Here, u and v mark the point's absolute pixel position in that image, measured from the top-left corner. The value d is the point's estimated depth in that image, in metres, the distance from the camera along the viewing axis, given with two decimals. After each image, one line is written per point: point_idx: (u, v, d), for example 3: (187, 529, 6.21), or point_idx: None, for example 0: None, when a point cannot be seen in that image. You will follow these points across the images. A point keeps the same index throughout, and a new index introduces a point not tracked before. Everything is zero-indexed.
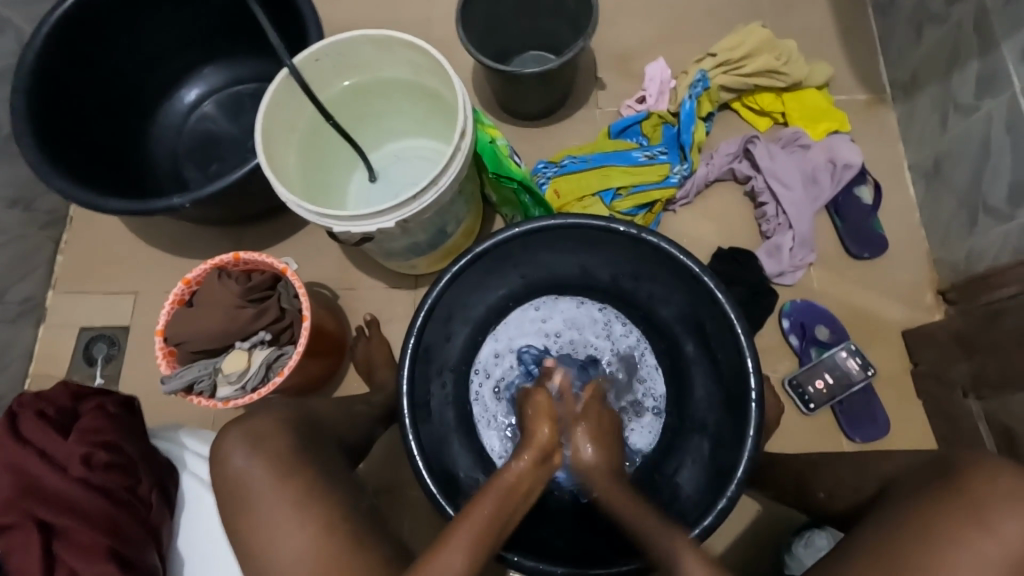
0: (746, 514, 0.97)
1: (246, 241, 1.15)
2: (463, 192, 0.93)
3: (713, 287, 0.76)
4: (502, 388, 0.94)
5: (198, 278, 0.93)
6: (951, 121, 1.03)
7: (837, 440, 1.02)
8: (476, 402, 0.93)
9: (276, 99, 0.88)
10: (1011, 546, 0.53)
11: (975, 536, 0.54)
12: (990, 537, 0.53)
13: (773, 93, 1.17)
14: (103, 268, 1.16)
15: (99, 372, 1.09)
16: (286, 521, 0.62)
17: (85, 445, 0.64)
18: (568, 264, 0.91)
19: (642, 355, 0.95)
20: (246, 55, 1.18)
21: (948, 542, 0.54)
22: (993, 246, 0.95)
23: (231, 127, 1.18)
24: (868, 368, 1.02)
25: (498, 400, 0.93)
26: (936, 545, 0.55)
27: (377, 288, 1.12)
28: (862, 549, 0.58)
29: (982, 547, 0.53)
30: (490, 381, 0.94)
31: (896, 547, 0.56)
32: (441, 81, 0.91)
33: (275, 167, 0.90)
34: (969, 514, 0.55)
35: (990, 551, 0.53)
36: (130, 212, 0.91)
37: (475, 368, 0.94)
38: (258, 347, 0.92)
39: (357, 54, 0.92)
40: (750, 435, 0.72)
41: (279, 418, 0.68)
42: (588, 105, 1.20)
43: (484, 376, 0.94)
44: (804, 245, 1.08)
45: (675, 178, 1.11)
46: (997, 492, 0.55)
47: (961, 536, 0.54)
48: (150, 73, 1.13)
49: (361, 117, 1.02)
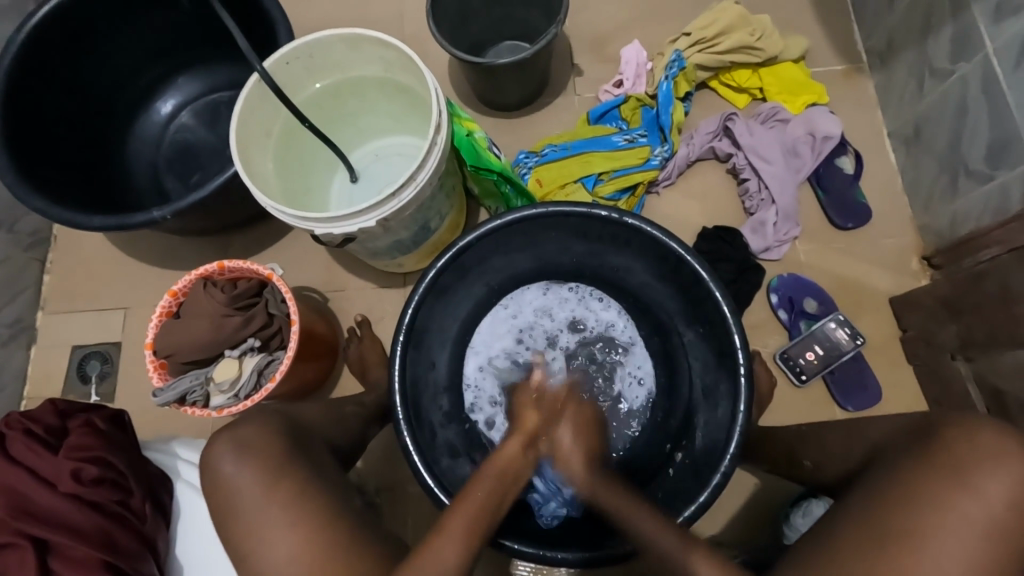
0: (744, 490, 0.98)
1: (232, 249, 1.15)
2: (443, 186, 0.93)
3: (698, 267, 0.76)
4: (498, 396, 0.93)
5: (185, 289, 0.92)
6: (928, 86, 1.03)
7: (830, 410, 1.03)
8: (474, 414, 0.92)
9: (249, 105, 0.87)
10: (996, 505, 0.54)
11: (958, 493, 0.55)
12: (973, 494, 0.54)
13: (750, 69, 1.17)
14: (91, 285, 1.15)
15: (94, 390, 1.10)
16: (274, 529, 0.62)
17: (74, 461, 0.64)
18: (527, 256, 0.90)
19: (619, 325, 0.95)
20: (220, 62, 1.17)
21: (933, 501, 0.55)
22: (975, 208, 0.96)
23: (208, 136, 1.17)
24: (858, 336, 1.03)
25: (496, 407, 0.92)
26: (920, 503, 0.56)
27: (366, 288, 1.12)
28: (854, 513, 0.59)
29: (965, 507, 0.54)
30: (483, 394, 0.93)
31: (886, 512, 0.57)
32: (413, 76, 0.91)
33: (253, 174, 0.89)
34: (951, 474, 0.56)
35: (974, 511, 0.54)
36: (111, 226, 0.91)
37: (464, 384, 0.94)
38: (248, 354, 0.92)
39: (327, 54, 0.91)
40: (742, 410, 0.72)
41: (265, 426, 0.69)
42: (566, 92, 1.20)
43: (476, 391, 0.93)
44: (789, 219, 1.09)
45: (656, 160, 1.11)
46: (982, 450, 0.56)
47: (946, 494, 0.55)
48: (124, 86, 1.13)
49: (335, 119, 1.01)
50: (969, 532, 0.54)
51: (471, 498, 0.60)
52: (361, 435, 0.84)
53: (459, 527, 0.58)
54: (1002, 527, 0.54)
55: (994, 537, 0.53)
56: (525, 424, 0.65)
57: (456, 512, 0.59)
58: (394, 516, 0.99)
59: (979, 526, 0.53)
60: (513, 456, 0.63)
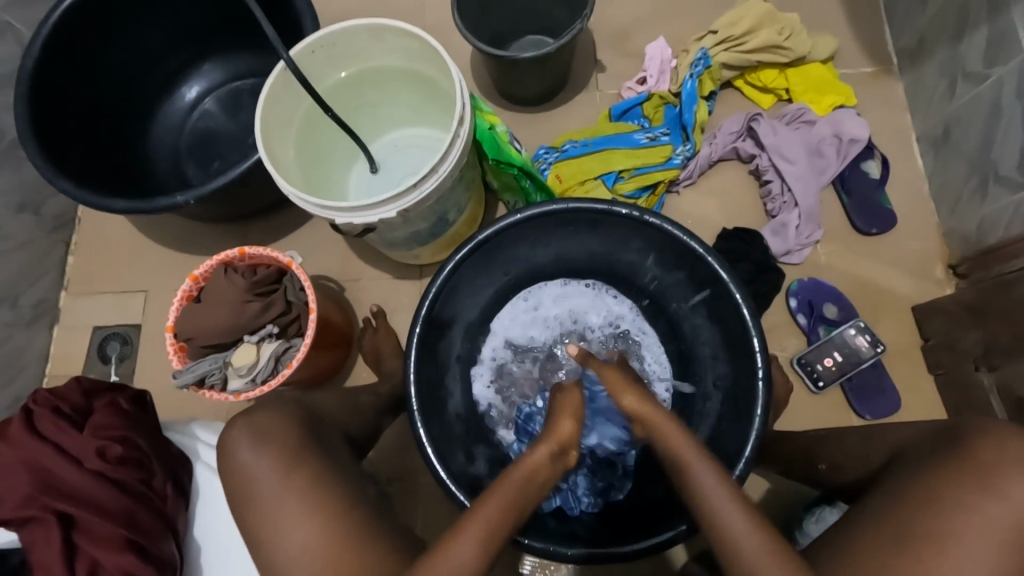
0: (756, 495, 0.97)
1: (251, 236, 1.16)
2: (462, 179, 0.92)
3: (717, 267, 0.76)
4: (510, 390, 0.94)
5: (205, 274, 0.94)
6: (960, 90, 1.01)
7: (847, 417, 1.01)
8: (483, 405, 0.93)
9: (274, 92, 0.88)
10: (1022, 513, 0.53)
11: (983, 499, 0.54)
12: (1000, 501, 0.54)
13: (776, 68, 1.15)
14: (113, 267, 1.17)
15: (113, 371, 1.11)
16: (289, 512, 0.63)
17: (100, 439, 0.65)
18: (544, 253, 0.91)
19: (637, 322, 0.95)
20: (244, 50, 1.18)
21: (957, 507, 0.55)
22: (1004, 215, 0.94)
23: (231, 123, 1.18)
24: (878, 344, 1.01)
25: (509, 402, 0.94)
26: (942, 508, 0.55)
27: (382, 279, 1.12)
28: (875, 515, 0.58)
29: (991, 511, 0.54)
30: (494, 384, 0.95)
31: (907, 514, 0.56)
32: (437, 67, 0.91)
33: (275, 162, 0.90)
34: (978, 480, 0.55)
35: (1000, 516, 0.53)
36: (135, 210, 0.92)
37: (476, 374, 0.95)
38: (266, 340, 0.93)
39: (352, 44, 0.91)
40: (758, 414, 0.72)
41: (281, 411, 0.69)
42: (587, 87, 1.19)
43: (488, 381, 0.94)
44: (811, 223, 1.07)
45: (678, 159, 1.10)
46: (1011, 458, 0.55)
47: (970, 500, 0.54)
48: (150, 72, 1.14)
49: (357, 109, 1.01)
50: (994, 538, 0.53)
51: (495, 501, 0.58)
52: (376, 423, 0.84)
53: (485, 519, 0.56)
54: None
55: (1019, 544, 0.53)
56: (559, 432, 0.62)
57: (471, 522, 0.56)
58: (405, 506, 1.00)
59: (1003, 532, 0.53)
60: (542, 466, 0.60)
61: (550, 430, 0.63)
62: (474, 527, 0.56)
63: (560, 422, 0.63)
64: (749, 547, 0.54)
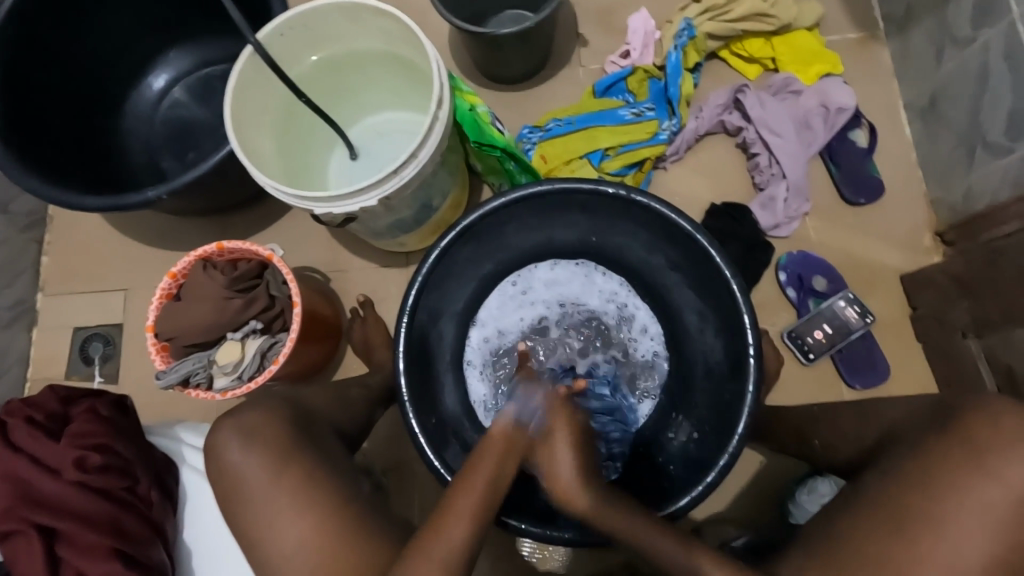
0: (750, 469, 0.98)
1: (231, 229, 1.13)
2: (445, 163, 0.90)
3: (707, 245, 0.75)
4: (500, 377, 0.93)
5: (184, 271, 0.91)
6: (947, 55, 0.99)
7: (837, 388, 1.02)
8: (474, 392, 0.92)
9: (243, 79, 0.84)
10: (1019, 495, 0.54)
11: (983, 485, 0.55)
12: (1001, 486, 0.54)
13: (762, 37, 1.12)
14: (89, 266, 1.14)
15: (97, 372, 1.09)
16: (281, 513, 0.62)
17: (77, 449, 0.63)
18: (532, 237, 0.89)
19: (628, 300, 0.94)
20: (212, 35, 1.13)
21: (955, 492, 0.55)
22: (991, 182, 0.93)
23: (203, 112, 1.14)
24: (867, 314, 1.01)
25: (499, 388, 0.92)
26: (942, 495, 0.55)
27: (369, 269, 1.10)
28: (873, 499, 0.59)
29: (991, 497, 0.54)
30: (486, 369, 0.93)
31: (903, 496, 0.57)
32: (413, 47, 0.87)
33: (249, 152, 0.87)
34: (974, 461, 0.55)
35: (999, 500, 0.54)
36: (106, 207, 0.89)
37: (466, 361, 0.93)
38: (251, 336, 0.91)
39: (323, 25, 0.88)
40: (750, 390, 0.72)
41: (266, 410, 0.68)
42: (571, 63, 1.16)
43: (479, 367, 0.93)
44: (799, 195, 1.06)
45: (665, 135, 1.08)
46: (1007, 438, 0.55)
47: (968, 484, 0.55)
48: (114, 61, 1.09)
49: (333, 93, 0.98)
50: (992, 520, 0.54)
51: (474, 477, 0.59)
52: (368, 416, 0.83)
53: (464, 509, 0.58)
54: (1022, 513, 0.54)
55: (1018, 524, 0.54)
56: (534, 408, 0.62)
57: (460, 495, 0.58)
58: (401, 495, 1.00)
59: (1001, 514, 0.54)
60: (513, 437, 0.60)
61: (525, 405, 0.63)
62: (458, 513, 0.58)
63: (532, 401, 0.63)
64: None
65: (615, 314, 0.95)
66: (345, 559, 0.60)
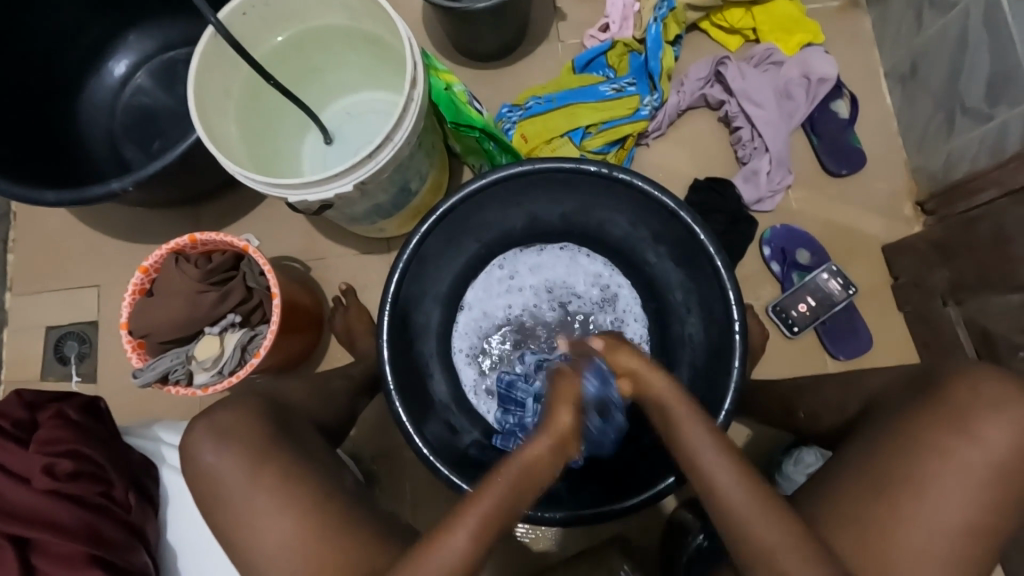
0: (737, 441, 0.99)
1: (204, 220, 1.10)
2: (421, 145, 0.87)
3: (691, 222, 0.74)
4: (488, 360, 0.93)
5: (156, 265, 0.88)
6: (927, 21, 0.98)
7: (822, 359, 1.03)
8: (463, 377, 0.92)
9: (205, 62, 0.80)
10: (999, 455, 0.55)
11: (964, 446, 0.56)
12: (981, 448, 0.55)
13: (743, 7, 1.10)
14: (59, 263, 1.10)
15: (74, 371, 1.06)
16: (266, 511, 0.61)
17: (45, 456, 0.62)
18: (516, 217, 0.87)
19: (611, 280, 0.94)
20: (172, 15, 1.08)
21: (936, 455, 0.56)
22: (970, 148, 0.93)
23: (168, 98, 1.09)
24: (850, 286, 1.02)
25: (487, 371, 0.92)
26: (925, 461, 0.56)
27: (349, 256, 1.08)
28: (854, 468, 0.59)
29: (972, 460, 0.55)
30: (473, 353, 0.93)
31: (884, 464, 0.58)
32: (382, 24, 0.84)
33: (215, 139, 0.83)
34: (955, 426, 0.56)
35: (980, 462, 0.55)
36: (68, 201, 0.85)
37: (454, 346, 0.93)
38: (229, 330, 0.89)
39: (286, 3, 0.84)
40: (736, 365, 0.71)
41: (246, 407, 0.66)
42: (549, 39, 1.13)
43: (467, 351, 0.93)
44: (782, 168, 1.05)
45: (645, 110, 1.05)
46: (987, 403, 0.56)
47: (949, 448, 0.56)
48: (69, 46, 1.04)
49: (302, 76, 0.94)
50: (972, 482, 0.55)
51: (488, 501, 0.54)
52: (353, 406, 0.82)
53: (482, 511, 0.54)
54: (1001, 476, 0.55)
55: (997, 486, 0.55)
56: (556, 424, 0.56)
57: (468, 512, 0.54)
58: (391, 483, 1.00)
59: (980, 474, 0.55)
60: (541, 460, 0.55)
61: (548, 420, 0.57)
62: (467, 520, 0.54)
63: (557, 415, 0.57)
64: (729, 506, 0.55)
65: (601, 295, 0.94)
66: (332, 553, 0.59)
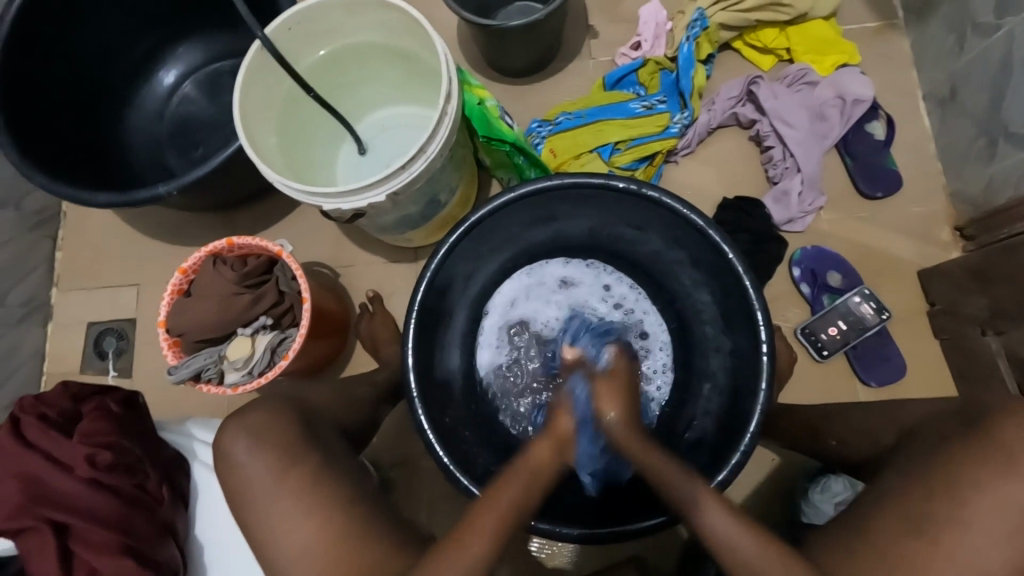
0: (762, 466, 0.97)
1: (240, 226, 1.13)
2: (452, 158, 0.89)
3: (719, 240, 0.73)
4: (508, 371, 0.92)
5: (195, 266, 0.91)
6: (968, 43, 0.96)
7: (851, 385, 1.00)
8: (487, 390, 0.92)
9: (250, 75, 0.84)
10: None
11: (1000, 481, 0.54)
12: (1019, 485, 0.53)
13: (777, 27, 1.10)
14: (102, 262, 1.15)
15: (112, 367, 1.10)
16: (289, 513, 0.62)
17: (87, 446, 0.65)
18: (540, 230, 0.88)
19: (633, 302, 0.93)
20: (220, 29, 1.13)
21: (971, 488, 0.54)
22: (1012, 174, 0.91)
23: (212, 107, 1.14)
24: (883, 311, 0.99)
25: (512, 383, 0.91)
26: (960, 496, 0.54)
27: (377, 264, 1.10)
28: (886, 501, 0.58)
29: (1011, 497, 0.53)
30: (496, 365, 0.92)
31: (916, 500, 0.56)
32: (419, 41, 0.87)
33: (256, 147, 0.86)
34: (991, 459, 0.54)
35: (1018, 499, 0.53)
36: (115, 203, 0.89)
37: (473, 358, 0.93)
38: (261, 332, 0.92)
39: (328, 19, 0.87)
40: (763, 387, 0.70)
41: (275, 409, 0.68)
42: (581, 56, 1.14)
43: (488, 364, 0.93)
44: (814, 189, 1.04)
45: (675, 128, 1.06)
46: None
47: (985, 481, 0.54)
48: (123, 58, 1.10)
49: (339, 88, 0.97)
50: (1010, 521, 0.53)
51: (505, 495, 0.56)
52: (375, 413, 0.83)
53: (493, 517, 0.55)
54: None
55: None
56: (559, 427, 0.59)
57: (488, 513, 0.56)
58: (410, 490, 1.00)
59: (1018, 510, 0.53)
60: (547, 463, 0.57)
61: (549, 424, 0.59)
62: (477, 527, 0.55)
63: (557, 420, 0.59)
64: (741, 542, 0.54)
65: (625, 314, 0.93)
66: (351, 559, 0.60)
